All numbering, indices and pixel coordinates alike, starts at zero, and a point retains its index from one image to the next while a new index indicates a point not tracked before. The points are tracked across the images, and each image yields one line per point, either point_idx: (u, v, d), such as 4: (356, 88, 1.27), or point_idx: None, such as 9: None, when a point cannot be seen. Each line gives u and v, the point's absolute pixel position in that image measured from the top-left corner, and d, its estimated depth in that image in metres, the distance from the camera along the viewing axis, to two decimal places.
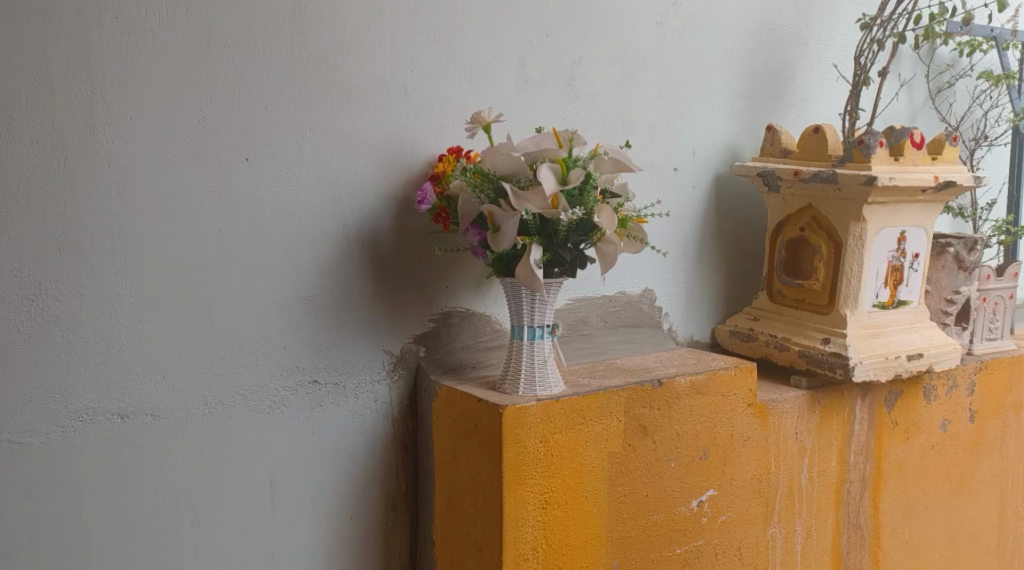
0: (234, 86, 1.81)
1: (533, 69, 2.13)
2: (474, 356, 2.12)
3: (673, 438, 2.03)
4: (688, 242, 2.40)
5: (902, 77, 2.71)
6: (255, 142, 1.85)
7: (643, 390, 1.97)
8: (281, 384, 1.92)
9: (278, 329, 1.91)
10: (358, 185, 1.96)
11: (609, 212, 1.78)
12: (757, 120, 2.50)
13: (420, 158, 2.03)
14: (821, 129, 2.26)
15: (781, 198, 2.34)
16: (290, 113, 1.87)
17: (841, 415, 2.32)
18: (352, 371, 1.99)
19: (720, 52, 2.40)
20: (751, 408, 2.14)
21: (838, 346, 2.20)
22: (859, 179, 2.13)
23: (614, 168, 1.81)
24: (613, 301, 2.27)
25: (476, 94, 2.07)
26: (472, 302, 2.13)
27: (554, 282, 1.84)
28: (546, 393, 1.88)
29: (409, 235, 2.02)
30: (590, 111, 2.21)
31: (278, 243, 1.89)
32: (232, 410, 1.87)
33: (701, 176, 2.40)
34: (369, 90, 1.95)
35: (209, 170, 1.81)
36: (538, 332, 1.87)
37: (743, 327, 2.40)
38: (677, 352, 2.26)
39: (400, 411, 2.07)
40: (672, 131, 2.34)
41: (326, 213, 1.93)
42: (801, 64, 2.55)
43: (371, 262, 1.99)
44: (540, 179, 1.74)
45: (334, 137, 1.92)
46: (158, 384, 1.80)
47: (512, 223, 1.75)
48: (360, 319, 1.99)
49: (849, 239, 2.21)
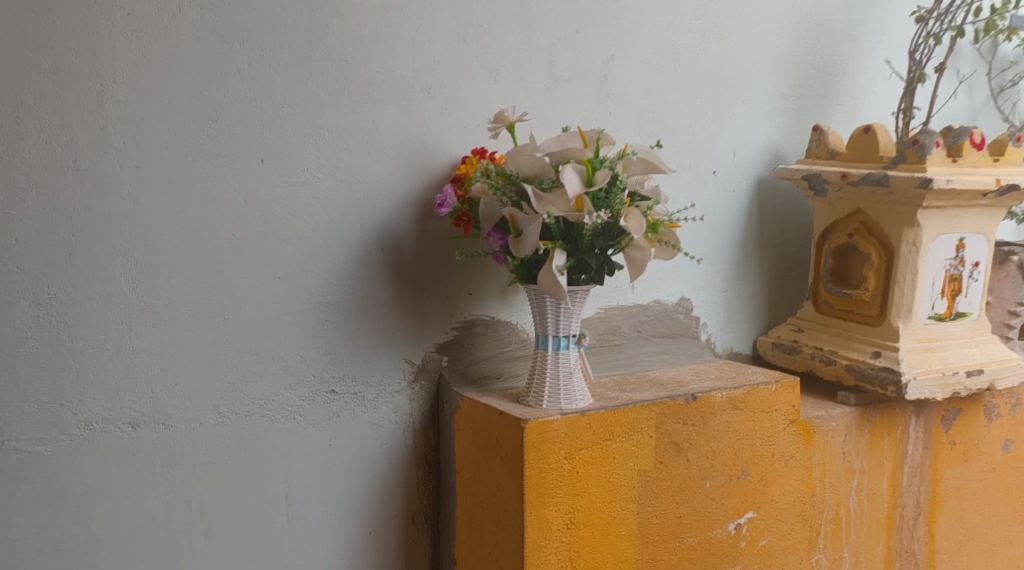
0: (250, 84, 1.73)
1: (563, 67, 2.04)
2: (499, 366, 2.02)
3: (708, 457, 1.91)
4: (729, 249, 2.28)
5: (961, 74, 2.56)
6: (272, 142, 1.76)
7: (676, 404, 1.86)
8: (298, 393, 1.84)
9: (295, 337, 1.83)
10: (379, 187, 1.87)
11: (637, 215, 1.67)
12: (803, 121, 2.37)
13: (444, 159, 1.94)
14: (871, 129, 2.13)
15: (828, 202, 2.21)
16: (308, 113, 1.79)
17: (894, 434, 2.17)
18: (371, 381, 1.91)
19: (763, 49, 2.28)
20: (794, 425, 2.01)
21: (889, 360, 2.06)
22: (913, 182, 1.99)
23: (644, 168, 1.71)
24: (647, 310, 2.17)
25: (502, 93, 1.98)
26: (498, 310, 2.03)
27: (579, 290, 1.74)
28: (572, 407, 1.77)
29: (431, 240, 1.94)
30: (623, 110, 2.11)
31: (296, 248, 1.81)
32: (247, 420, 1.80)
33: (742, 179, 2.28)
34: (391, 88, 1.86)
35: (224, 171, 1.73)
36: (563, 343, 1.77)
37: (787, 338, 2.26)
38: (714, 364, 2.14)
39: (422, 423, 1.99)
40: (711, 131, 2.22)
41: (346, 216, 1.85)
42: (851, 61, 2.41)
43: (391, 268, 1.90)
44: (564, 180, 1.62)
45: (355, 138, 1.84)
46: (170, 393, 1.73)
47: (534, 226, 1.65)
48: (380, 327, 1.91)
49: (902, 246, 2.07)
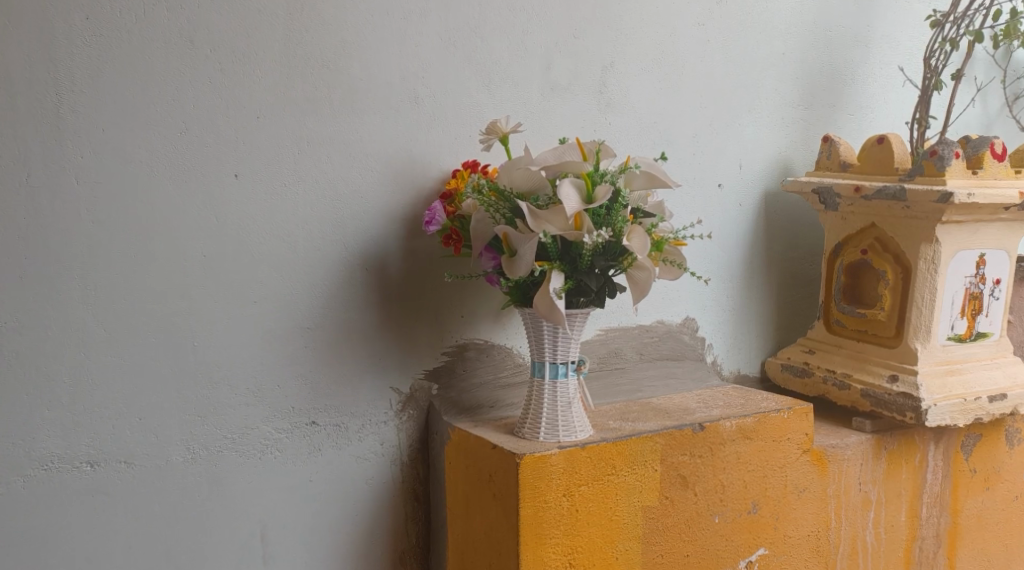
0: (222, 93, 1.61)
1: (560, 74, 1.92)
2: (492, 394, 1.90)
3: (717, 490, 1.79)
4: (735, 266, 2.16)
5: (976, 82, 2.45)
6: (246, 155, 1.64)
7: (682, 434, 1.73)
8: (275, 426, 1.71)
9: (271, 365, 1.70)
10: (362, 204, 1.75)
11: (641, 234, 1.55)
12: (811, 131, 2.26)
13: (433, 173, 1.81)
14: (885, 139, 2.02)
15: (840, 216, 2.09)
16: (286, 124, 1.66)
17: (912, 462, 2.04)
18: (355, 411, 1.78)
19: (770, 56, 2.16)
20: (807, 455, 1.88)
21: (907, 386, 1.94)
22: (932, 196, 1.87)
23: (648, 182, 1.58)
24: (650, 331, 2.05)
25: (496, 102, 1.86)
26: (492, 333, 1.91)
27: (578, 313, 1.60)
28: (571, 439, 1.65)
29: (419, 260, 1.81)
30: (624, 120, 2.00)
31: (272, 269, 1.68)
32: (219, 456, 1.67)
33: (749, 193, 2.17)
34: (376, 97, 1.74)
35: (193, 187, 1.60)
36: (562, 370, 1.64)
37: (797, 360, 2.14)
38: (721, 389, 2.01)
39: (411, 455, 1.86)
40: (716, 142, 2.11)
41: (327, 235, 1.72)
42: (862, 68, 2.30)
43: (376, 290, 1.78)
44: (562, 197, 1.50)
45: (336, 151, 1.71)
46: (134, 428, 1.60)
47: (529, 245, 1.53)
48: (365, 353, 1.78)
49: (920, 264, 1.95)
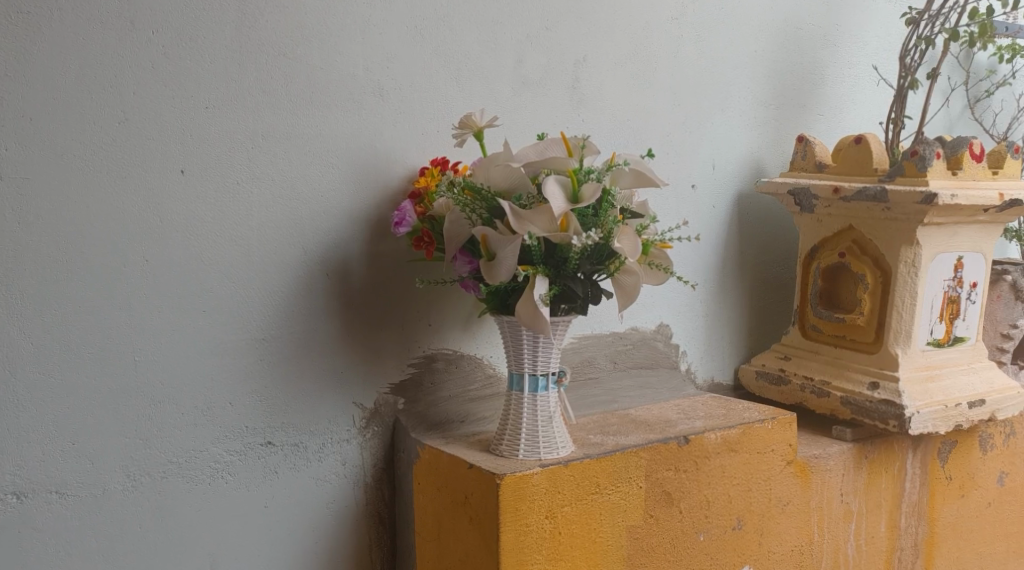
0: (167, 81, 1.46)
1: (532, 68, 1.81)
2: (462, 407, 1.78)
3: (701, 506, 1.70)
4: (708, 270, 2.08)
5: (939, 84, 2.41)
6: (194, 150, 1.49)
7: (667, 449, 1.64)
8: (227, 448, 1.56)
9: (222, 381, 1.55)
10: (322, 204, 1.61)
11: (631, 235, 1.45)
12: (783, 131, 2.19)
13: (398, 171, 1.68)
14: (863, 139, 1.96)
15: (816, 219, 2.03)
16: (238, 117, 1.52)
17: (892, 471, 1.98)
18: (315, 430, 1.64)
19: (743, 52, 2.09)
20: (791, 466, 1.81)
21: (889, 393, 1.88)
22: (915, 197, 1.81)
23: (636, 181, 1.48)
24: (624, 338, 1.95)
25: (465, 96, 1.74)
26: (461, 342, 1.79)
27: (561, 321, 1.49)
28: (552, 457, 1.54)
29: (384, 265, 1.68)
30: (596, 118, 1.90)
31: (223, 275, 1.53)
32: (163, 483, 1.51)
33: (722, 195, 2.09)
34: (337, 88, 1.60)
35: (134, 185, 1.45)
36: (542, 383, 1.54)
37: (772, 367, 2.07)
38: (698, 398, 1.93)
39: (375, 475, 1.73)
40: (689, 142, 2.03)
41: (283, 238, 1.58)
42: (832, 68, 2.24)
43: (337, 297, 1.64)
44: (547, 195, 1.40)
45: (293, 146, 1.57)
46: (66, 454, 1.43)
47: (511, 248, 1.41)
48: (325, 366, 1.64)
49: (900, 267, 1.89)
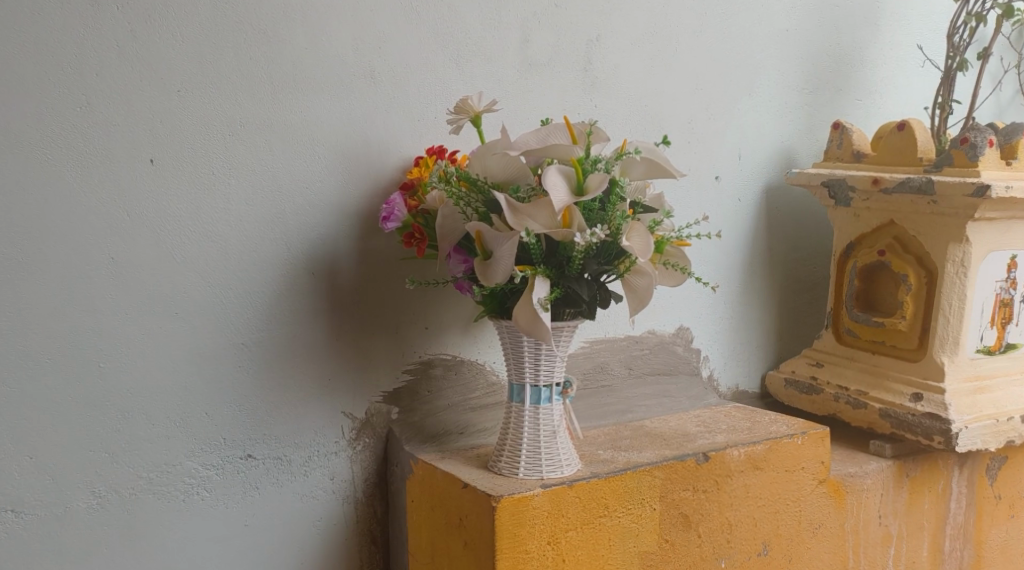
0: (133, 62, 1.33)
1: (538, 48, 1.66)
2: (462, 418, 1.64)
3: (723, 530, 1.54)
4: (734, 269, 1.92)
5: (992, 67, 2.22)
6: (164, 137, 1.36)
7: (684, 467, 1.48)
8: (202, 462, 1.43)
9: (197, 390, 1.42)
10: (307, 196, 1.47)
11: (642, 232, 1.29)
12: (816, 118, 2.02)
13: (391, 161, 1.54)
14: (906, 125, 1.79)
15: (853, 213, 1.86)
16: (213, 101, 1.39)
17: (936, 490, 1.81)
18: (300, 442, 1.51)
19: (773, 33, 1.92)
20: (824, 486, 1.65)
21: (934, 406, 1.70)
22: (965, 189, 1.63)
23: (648, 171, 1.32)
24: (640, 343, 1.80)
25: (465, 80, 1.59)
26: (462, 347, 1.64)
27: (565, 327, 1.34)
28: (555, 476, 1.39)
29: (375, 263, 1.54)
30: (611, 104, 1.75)
31: (197, 274, 1.40)
32: (132, 500, 1.39)
33: (749, 187, 1.93)
34: (324, 70, 1.47)
35: (97, 176, 1.32)
36: (544, 395, 1.39)
37: (804, 375, 1.91)
38: (721, 409, 1.77)
39: (367, 491, 1.59)
40: (713, 130, 1.87)
41: (264, 234, 1.45)
42: (871, 50, 2.07)
43: (324, 298, 1.50)
44: (547, 186, 1.24)
45: (274, 133, 1.44)
46: (24, 469, 1.31)
47: (508, 246, 1.26)
48: (311, 373, 1.51)
49: (947, 267, 1.72)
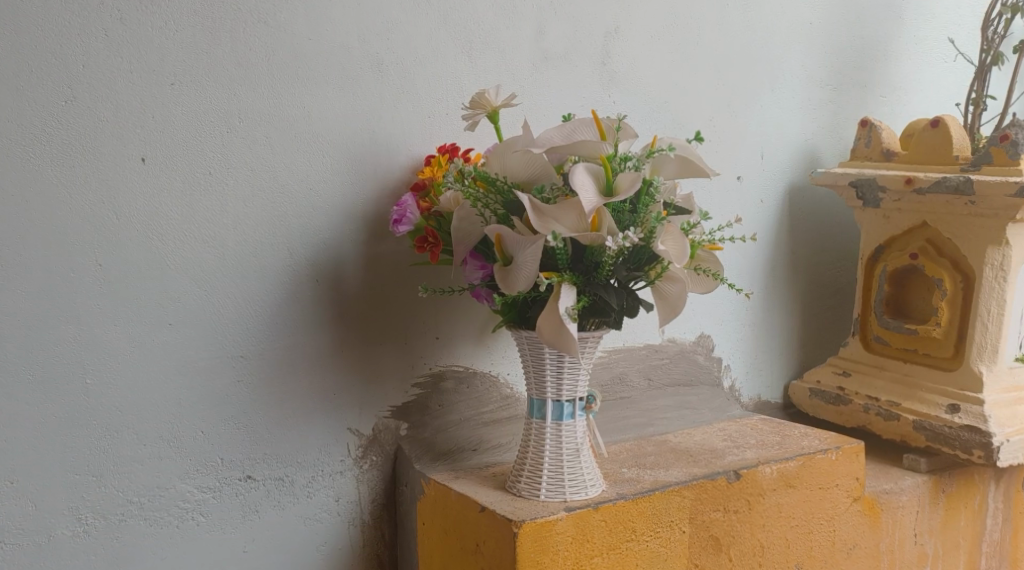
0: (122, 52, 1.22)
1: (555, 40, 1.56)
2: (475, 434, 1.54)
3: (755, 553, 1.45)
4: (756, 274, 1.83)
5: None
6: (156, 133, 1.25)
7: (715, 486, 1.39)
8: (197, 485, 1.33)
9: (192, 407, 1.31)
10: (309, 198, 1.37)
11: (677, 235, 1.19)
12: (840, 115, 1.93)
13: (399, 160, 1.44)
14: (941, 122, 1.71)
15: (882, 214, 1.77)
16: (209, 95, 1.28)
17: (971, 506, 1.72)
18: (303, 462, 1.41)
19: (797, 25, 1.83)
20: (858, 504, 1.55)
21: (973, 418, 1.61)
22: (1007, 189, 1.54)
23: (680, 170, 1.22)
24: (660, 352, 1.71)
25: (478, 73, 1.50)
26: (474, 357, 1.54)
27: (591, 337, 1.25)
28: (580, 498, 1.30)
29: (382, 268, 1.44)
30: (630, 100, 1.65)
31: (192, 282, 1.30)
32: (122, 527, 1.28)
33: (772, 188, 1.83)
34: (328, 62, 1.36)
35: (83, 176, 1.22)
36: (567, 410, 1.29)
37: (830, 384, 1.81)
38: (747, 421, 1.68)
39: (374, 513, 1.49)
40: (735, 128, 1.77)
41: (264, 238, 1.34)
42: (896, 43, 1.97)
43: (328, 307, 1.40)
44: (575, 186, 1.15)
45: (275, 130, 1.33)
46: (3, 495, 1.21)
47: (532, 251, 1.17)
48: (314, 387, 1.40)
49: (985, 271, 1.63)
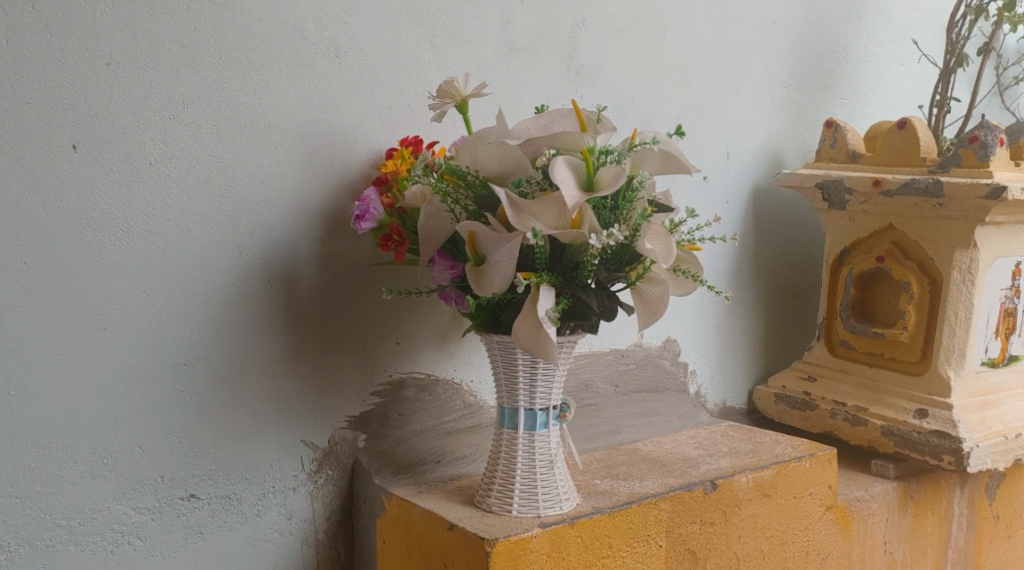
0: (52, 28, 1.11)
1: (521, 31, 1.49)
2: (436, 444, 1.45)
3: (731, 566, 1.39)
4: (721, 277, 1.78)
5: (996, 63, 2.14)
6: (90, 119, 1.14)
7: (692, 498, 1.33)
8: (135, 505, 1.22)
9: (130, 420, 1.20)
10: (260, 192, 1.27)
11: (662, 233, 1.14)
12: (803, 117, 1.90)
13: (357, 154, 1.35)
14: (908, 123, 1.68)
15: (848, 216, 1.74)
16: (150, 78, 1.18)
17: (938, 513, 1.70)
18: (252, 478, 1.30)
19: (762, 23, 1.79)
20: (831, 513, 1.51)
21: (942, 423, 1.58)
22: (978, 190, 1.51)
23: (663, 165, 1.16)
24: (626, 357, 1.65)
25: (443, 63, 1.42)
26: (436, 364, 1.46)
27: (568, 342, 1.18)
28: (555, 513, 1.22)
29: (339, 269, 1.35)
30: (597, 95, 1.59)
31: (130, 283, 1.19)
32: (50, 553, 1.16)
33: (737, 188, 1.79)
34: (281, 46, 1.27)
35: (7, 163, 1.10)
36: (540, 420, 1.21)
37: (795, 390, 1.77)
38: (715, 429, 1.63)
39: (329, 531, 1.39)
40: (701, 126, 1.72)
41: (210, 236, 1.24)
42: (857, 46, 1.95)
43: (280, 310, 1.30)
44: (556, 179, 1.08)
45: (222, 118, 1.23)
46: None
47: (508, 249, 1.09)
48: (265, 397, 1.30)
49: (953, 275, 1.60)
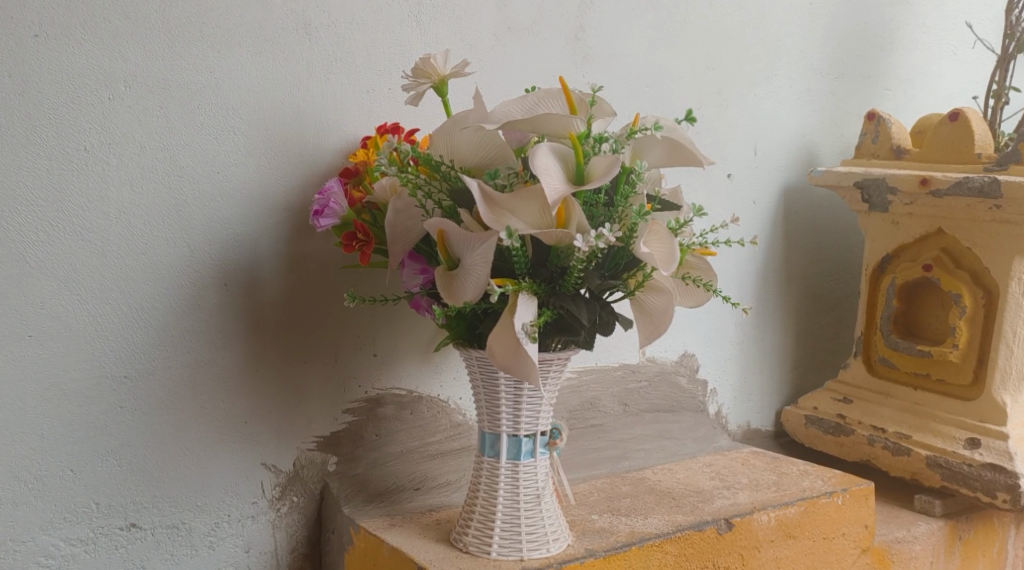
0: None
1: (521, 8, 1.33)
2: (417, 469, 1.30)
3: None
4: (747, 285, 1.61)
5: None
6: (14, 99, 1.01)
7: (703, 539, 1.16)
8: (65, 536, 1.08)
9: (59, 440, 1.06)
10: (215, 184, 1.13)
11: (664, 236, 0.96)
12: (842, 109, 1.71)
13: (329, 142, 1.20)
14: (960, 115, 1.49)
15: (890, 220, 1.55)
16: (85, 53, 1.04)
17: (989, 554, 1.52)
18: (203, 505, 1.16)
19: (797, 5, 1.61)
20: (868, 556, 1.33)
21: (996, 455, 1.39)
22: None
23: (669, 156, 0.99)
24: (638, 373, 1.48)
25: (430, 42, 1.26)
26: (419, 379, 1.30)
27: (557, 359, 1.02)
28: (541, 556, 1.06)
29: (307, 271, 1.20)
30: (608, 82, 1.42)
31: (60, 285, 1.05)
32: None
33: (767, 187, 1.61)
34: (241, 20, 1.12)
35: None
36: (526, 448, 1.05)
37: (828, 413, 1.59)
38: (736, 455, 1.45)
39: (294, 565, 1.24)
40: (727, 119, 1.55)
41: (155, 233, 1.09)
42: (904, 31, 1.76)
43: (237, 317, 1.15)
44: (536, 170, 0.92)
45: (171, 99, 1.09)
46: None
47: (483, 249, 0.93)
48: (220, 415, 1.16)
49: (1012, 287, 1.41)
